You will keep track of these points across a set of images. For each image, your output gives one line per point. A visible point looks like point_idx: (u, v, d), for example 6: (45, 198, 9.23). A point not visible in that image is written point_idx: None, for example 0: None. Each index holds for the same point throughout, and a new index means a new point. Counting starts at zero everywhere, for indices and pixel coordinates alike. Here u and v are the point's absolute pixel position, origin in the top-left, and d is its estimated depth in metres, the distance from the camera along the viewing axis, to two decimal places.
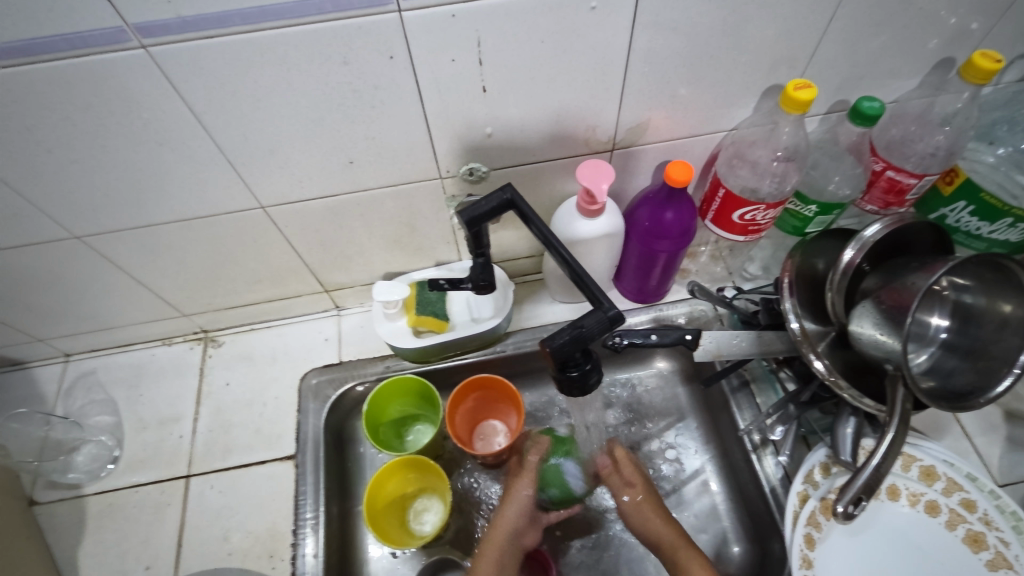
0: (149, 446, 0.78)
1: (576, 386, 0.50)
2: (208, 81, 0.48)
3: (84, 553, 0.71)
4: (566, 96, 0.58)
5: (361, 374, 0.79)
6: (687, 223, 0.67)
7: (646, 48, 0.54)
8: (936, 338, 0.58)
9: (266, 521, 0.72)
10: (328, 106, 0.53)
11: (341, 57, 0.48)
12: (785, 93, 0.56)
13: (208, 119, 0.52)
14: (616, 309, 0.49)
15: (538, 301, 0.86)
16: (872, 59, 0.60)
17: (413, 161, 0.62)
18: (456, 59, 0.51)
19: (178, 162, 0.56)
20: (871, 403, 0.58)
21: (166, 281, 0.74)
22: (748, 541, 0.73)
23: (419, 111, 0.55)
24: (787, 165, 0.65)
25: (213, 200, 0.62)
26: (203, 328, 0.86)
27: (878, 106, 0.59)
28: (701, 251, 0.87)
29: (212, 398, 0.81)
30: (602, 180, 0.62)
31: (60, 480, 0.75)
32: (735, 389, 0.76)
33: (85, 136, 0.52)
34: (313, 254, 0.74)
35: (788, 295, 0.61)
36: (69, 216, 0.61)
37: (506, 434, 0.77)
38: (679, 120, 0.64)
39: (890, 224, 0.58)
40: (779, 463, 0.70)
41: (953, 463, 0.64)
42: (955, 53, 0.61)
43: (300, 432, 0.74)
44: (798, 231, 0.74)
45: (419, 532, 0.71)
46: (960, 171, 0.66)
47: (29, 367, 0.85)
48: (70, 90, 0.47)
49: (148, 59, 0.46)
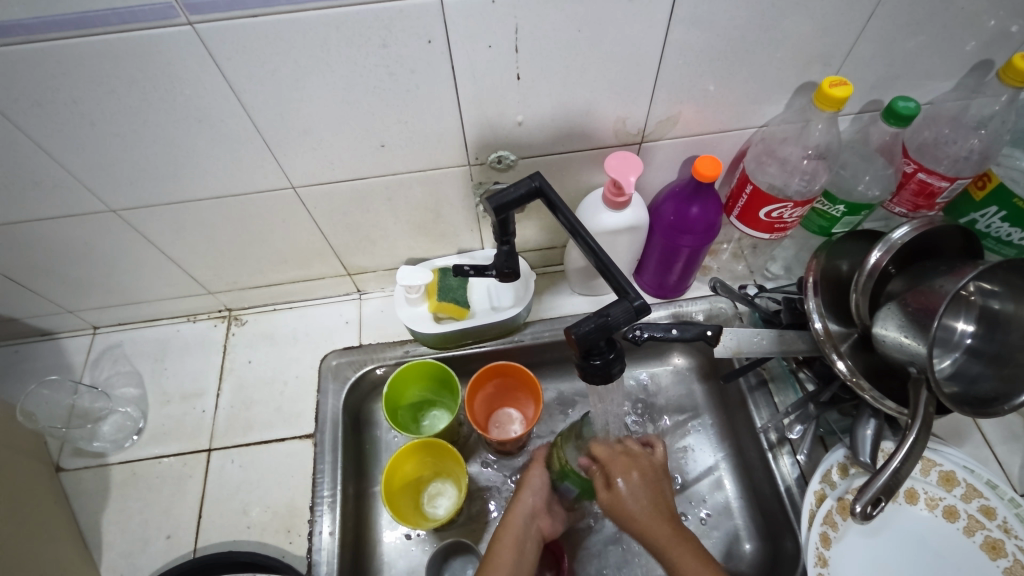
0: (172, 418, 0.80)
1: (598, 374, 0.51)
2: (250, 60, 0.49)
3: (108, 520, 0.73)
4: (598, 87, 0.58)
5: (381, 358, 0.80)
6: (712, 219, 0.67)
7: (682, 40, 0.54)
8: (961, 343, 0.58)
9: (285, 496, 0.74)
10: (364, 89, 0.53)
11: (380, 40, 0.49)
12: (820, 90, 0.56)
13: (248, 99, 0.53)
14: (642, 299, 0.49)
15: (558, 293, 0.86)
16: (909, 59, 0.60)
17: (443, 147, 0.62)
18: (492, 46, 0.51)
19: (215, 141, 0.58)
20: (892, 406, 0.58)
21: (194, 256, 0.76)
22: (761, 540, 0.73)
23: (453, 96, 0.56)
24: (817, 163, 0.65)
25: (247, 178, 0.63)
26: (227, 306, 0.87)
27: (914, 107, 0.59)
28: (723, 249, 0.87)
29: (234, 374, 0.83)
30: (630, 172, 0.62)
31: (86, 448, 0.77)
32: (752, 387, 0.76)
33: (128, 109, 0.53)
34: (338, 237, 0.75)
35: (811, 295, 0.61)
36: (107, 189, 0.62)
37: (522, 423, 0.78)
38: (709, 114, 0.64)
39: (919, 227, 0.58)
40: (795, 463, 0.70)
41: (974, 470, 0.63)
42: (994, 55, 0.60)
43: (319, 412, 0.75)
44: (824, 231, 0.74)
45: (432, 515, 0.73)
46: (994, 176, 0.65)
47: (58, 338, 0.87)
48: (116, 65, 0.48)
49: (194, 36, 0.47)
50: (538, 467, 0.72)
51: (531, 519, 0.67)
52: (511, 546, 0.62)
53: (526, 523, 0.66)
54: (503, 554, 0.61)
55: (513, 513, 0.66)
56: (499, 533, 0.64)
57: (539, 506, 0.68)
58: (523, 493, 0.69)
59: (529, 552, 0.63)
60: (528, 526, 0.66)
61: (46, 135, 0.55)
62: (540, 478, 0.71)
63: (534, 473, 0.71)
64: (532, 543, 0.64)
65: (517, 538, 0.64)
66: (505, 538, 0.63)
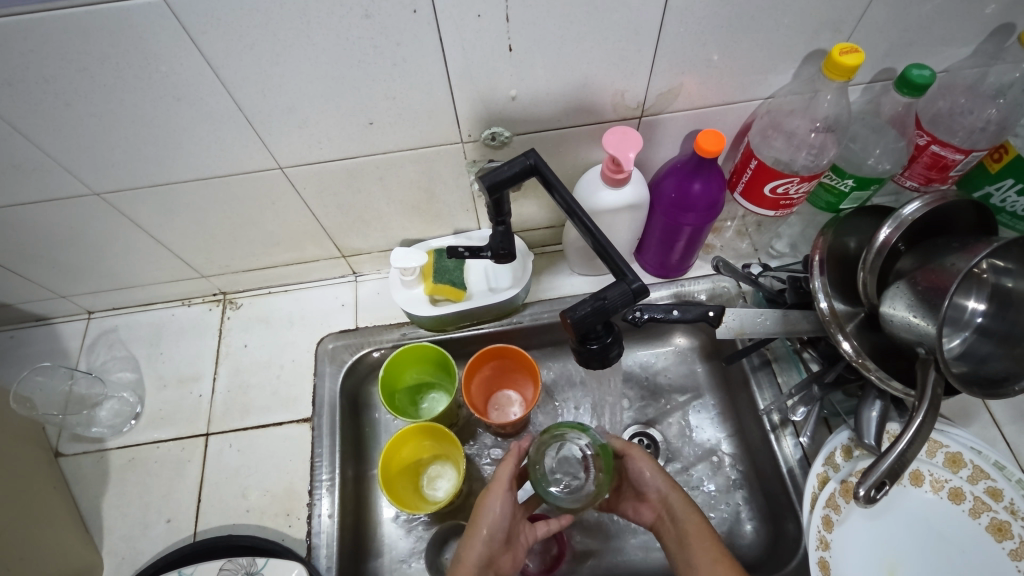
0: (170, 403, 0.79)
1: (595, 358, 0.49)
2: (226, 34, 0.47)
3: (109, 504, 0.73)
4: (595, 58, 0.55)
5: (378, 341, 0.79)
6: (714, 196, 0.65)
7: (683, 6, 0.51)
8: (972, 322, 0.56)
9: (283, 480, 0.73)
10: (349, 63, 0.51)
11: (362, 10, 0.46)
12: (830, 58, 0.53)
13: (226, 75, 0.51)
14: (640, 282, 0.47)
15: (557, 273, 0.84)
16: (924, 23, 0.56)
17: (435, 123, 0.60)
18: (482, 15, 0.49)
19: (197, 120, 0.55)
20: (898, 386, 0.56)
21: (184, 240, 0.74)
22: (762, 521, 0.72)
23: (441, 70, 0.53)
24: (825, 136, 0.62)
25: (232, 158, 0.61)
26: (222, 290, 0.86)
27: (929, 75, 0.55)
28: (726, 226, 0.84)
29: (230, 358, 0.82)
30: (629, 148, 0.60)
31: (84, 433, 0.77)
32: (755, 367, 0.75)
33: (105, 89, 0.51)
34: (330, 218, 0.73)
35: (817, 274, 0.59)
36: (89, 172, 0.61)
37: (521, 405, 0.77)
38: (712, 86, 0.61)
39: (931, 202, 0.55)
40: (798, 444, 0.70)
41: (981, 451, 0.61)
42: (1016, 18, 0.57)
43: (316, 396, 0.75)
44: (832, 206, 0.71)
45: (431, 497, 0.72)
46: (1011, 148, 0.63)
47: (53, 323, 0.86)
48: (87, 41, 0.46)
49: (165, 8, 0.44)
50: (498, 492, 0.61)
51: (487, 562, 0.58)
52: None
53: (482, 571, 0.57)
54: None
55: (468, 554, 0.58)
56: None
57: (497, 545, 0.59)
58: (480, 532, 0.59)
59: None
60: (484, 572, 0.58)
61: (22, 116, 0.53)
62: (501, 509, 0.60)
63: (493, 503, 0.60)
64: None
65: None
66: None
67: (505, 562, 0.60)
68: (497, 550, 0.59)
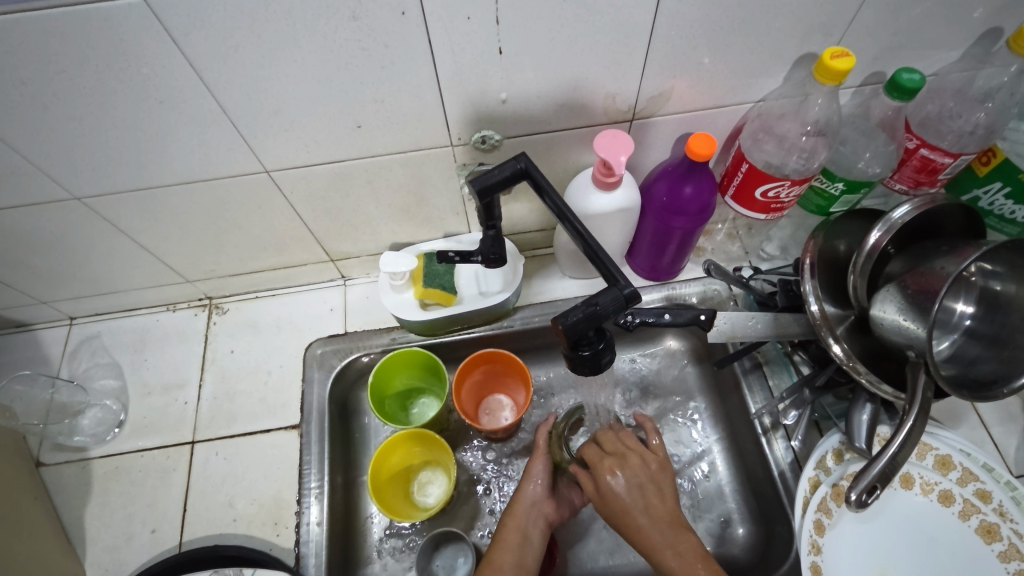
0: (154, 411, 0.78)
1: (587, 364, 0.49)
2: (209, 35, 0.46)
3: (91, 515, 0.72)
4: (587, 60, 0.54)
5: (368, 346, 0.78)
6: (706, 200, 0.64)
7: (674, 9, 0.50)
8: (960, 325, 0.56)
9: (271, 488, 0.72)
10: (337, 65, 0.50)
11: (349, 12, 0.46)
12: (821, 62, 0.53)
13: (209, 77, 0.50)
14: (632, 287, 0.47)
15: (548, 276, 0.84)
16: (914, 28, 0.57)
17: (424, 126, 0.59)
18: (471, 17, 0.48)
19: (181, 123, 0.54)
20: (889, 390, 0.56)
21: (169, 244, 0.73)
22: (753, 523, 0.72)
23: (431, 72, 0.52)
24: (816, 139, 0.62)
25: (217, 162, 0.60)
26: (208, 295, 0.85)
27: (919, 79, 0.55)
28: (717, 229, 0.84)
29: (217, 364, 0.81)
30: (620, 152, 0.59)
31: (66, 443, 0.76)
32: (746, 370, 0.74)
33: (83, 91, 0.50)
34: (318, 222, 0.72)
35: (808, 277, 0.59)
36: (69, 176, 0.59)
37: (512, 409, 0.77)
38: (704, 89, 0.60)
39: (921, 205, 0.55)
40: (790, 447, 0.69)
41: (970, 453, 0.62)
42: (1004, 22, 0.57)
43: (305, 402, 0.74)
44: (822, 210, 0.71)
45: (422, 504, 0.71)
46: (999, 151, 0.63)
47: (34, 329, 0.84)
48: (65, 42, 0.45)
49: (145, 9, 0.43)
50: (541, 455, 0.68)
51: (536, 510, 0.65)
52: (515, 533, 0.62)
53: (530, 512, 0.64)
54: (505, 550, 0.60)
55: (518, 504, 0.64)
56: (501, 533, 0.62)
57: (544, 497, 0.66)
58: (525, 487, 0.66)
59: (534, 545, 0.62)
60: (532, 515, 0.64)
61: None
62: (543, 468, 0.67)
63: (535, 467, 0.68)
64: (539, 533, 0.63)
65: (521, 528, 0.63)
66: (509, 535, 0.62)
67: (552, 513, 0.66)
68: (544, 500, 0.66)
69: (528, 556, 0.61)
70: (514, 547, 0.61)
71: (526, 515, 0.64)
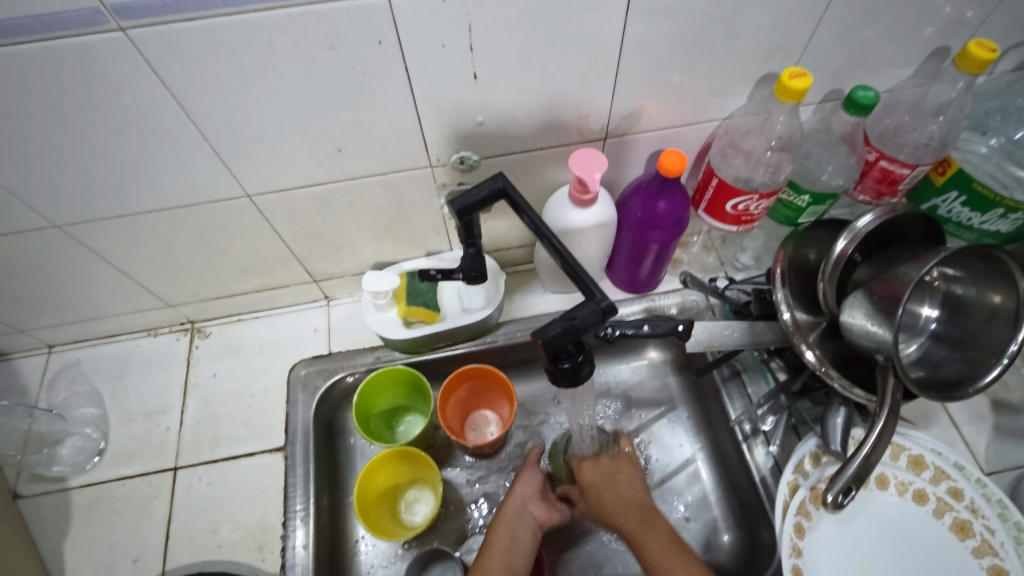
0: (136, 438, 0.77)
1: (567, 377, 0.49)
2: (188, 65, 0.47)
3: (70, 547, 0.71)
4: (559, 82, 0.56)
5: (352, 365, 0.77)
6: (679, 214, 0.67)
7: (641, 34, 0.53)
8: (926, 328, 0.58)
9: (256, 512, 0.72)
10: (316, 93, 0.52)
11: (327, 42, 0.47)
12: (780, 81, 0.55)
13: (190, 106, 0.51)
14: (608, 300, 0.48)
15: (530, 291, 0.85)
16: (867, 47, 0.60)
17: (403, 149, 0.60)
18: (446, 45, 0.50)
19: (163, 151, 0.55)
20: (861, 394, 0.58)
21: (150, 270, 0.73)
22: (737, 530, 0.73)
23: (409, 98, 0.54)
24: (781, 154, 0.64)
25: (198, 187, 0.60)
26: (190, 319, 0.84)
27: (873, 96, 0.58)
28: (692, 241, 0.87)
29: (200, 389, 0.80)
30: (595, 169, 0.61)
31: (45, 473, 0.74)
32: (726, 379, 0.76)
33: (63, 122, 0.50)
34: (301, 244, 0.73)
35: (780, 285, 0.61)
36: (47, 204, 0.59)
37: (498, 424, 0.77)
38: (673, 108, 0.63)
39: (882, 215, 0.58)
40: (769, 453, 0.71)
41: (942, 453, 0.64)
42: (950, 41, 0.61)
43: (289, 424, 0.73)
44: (791, 220, 0.74)
45: (409, 523, 0.71)
46: (953, 161, 0.66)
47: (11, 359, 0.83)
48: (45, 75, 0.46)
49: (127, 42, 0.44)
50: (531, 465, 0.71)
51: (525, 507, 0.67)
52: (505, 532, 0.63)
53: (520, 510, 0.66)
54: (496, 552, 0.61)
55: (508, 507, 0.66)
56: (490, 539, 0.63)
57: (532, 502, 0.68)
58: (516, 493, 0.68)
59: (523, 546, 0.62)
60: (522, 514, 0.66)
61: None
62: (534, 476, 0.70)
63: (525, 474, 0.70)
64: (528, 532, 0.64)
65: (512, 525, 0.64)
66: (499, 538, 0.63)
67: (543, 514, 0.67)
68: (533, 500, 0.68)
69: (519, 558, 0.61)
70: (504, 549, 0.61)
71: (516, 513, 0.65)
